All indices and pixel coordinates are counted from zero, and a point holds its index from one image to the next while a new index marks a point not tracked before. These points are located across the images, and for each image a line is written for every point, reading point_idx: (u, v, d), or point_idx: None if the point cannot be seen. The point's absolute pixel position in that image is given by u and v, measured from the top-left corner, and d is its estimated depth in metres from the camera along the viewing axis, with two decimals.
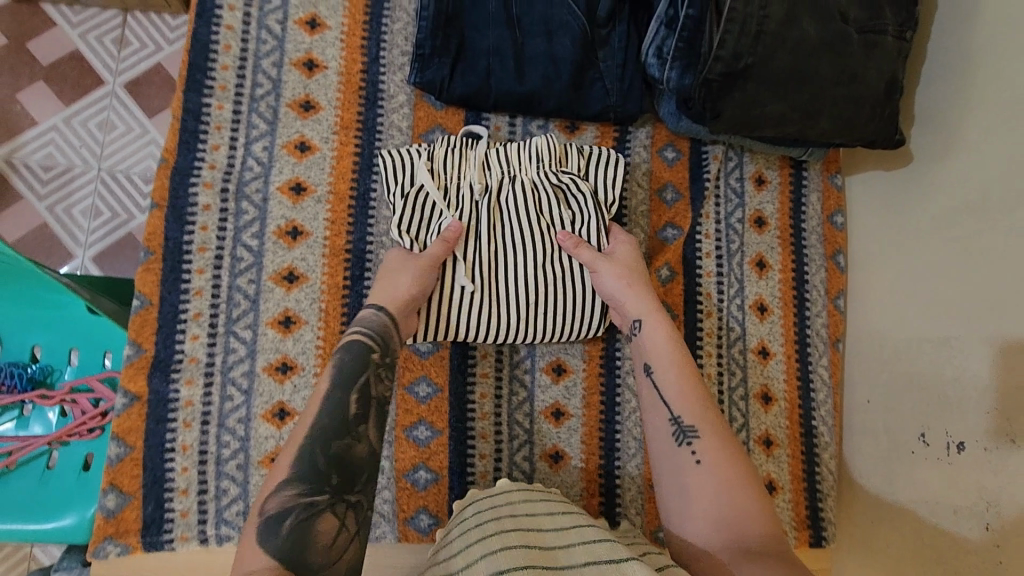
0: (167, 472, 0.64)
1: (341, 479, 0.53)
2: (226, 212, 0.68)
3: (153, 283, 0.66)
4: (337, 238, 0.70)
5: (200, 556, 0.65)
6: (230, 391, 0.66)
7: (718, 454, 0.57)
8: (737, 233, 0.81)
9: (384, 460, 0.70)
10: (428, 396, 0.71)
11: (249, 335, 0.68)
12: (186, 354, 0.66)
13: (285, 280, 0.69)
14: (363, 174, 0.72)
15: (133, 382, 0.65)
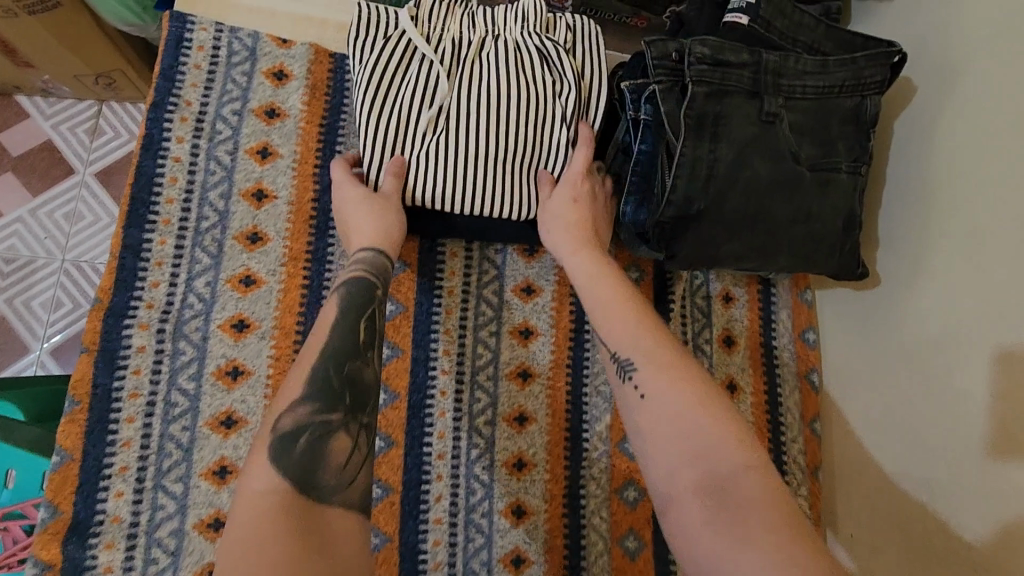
0: None
1: (353, 399, 0.55)
2: (161, 353, 0.65)
3: (76, 436, 0.61)
4: (280, 377, 0.67)
5: None
6: (155, 553, 0.61)
7: (662, 384, 0.55)
8: (705, 355, 0.78)
9: None
10: (376, 547, 0.66)
11: (179, 489, 0.62)
12: (108, 514, 0.60)
13: (222, 425, 0.64)
14: (310, 307, 0.69)
15: (46, 550, 0.59)
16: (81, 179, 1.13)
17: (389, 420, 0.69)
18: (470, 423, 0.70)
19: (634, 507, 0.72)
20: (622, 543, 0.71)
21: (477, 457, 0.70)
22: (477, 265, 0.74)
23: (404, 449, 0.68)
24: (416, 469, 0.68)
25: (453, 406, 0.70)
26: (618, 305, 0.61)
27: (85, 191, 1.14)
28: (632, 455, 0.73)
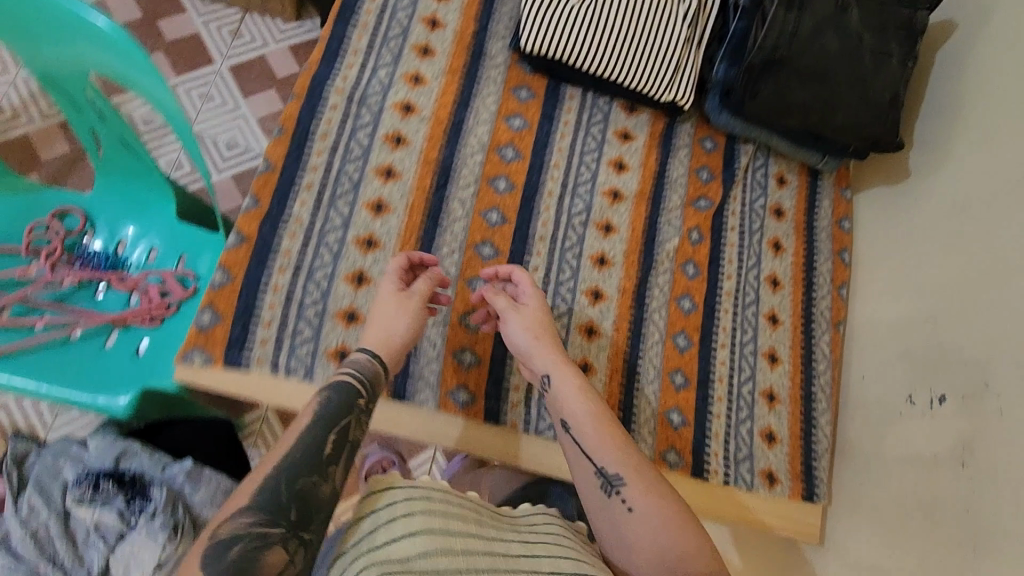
0: (256, 304, 0.75)
1: (298, 515, 0.55)
2: (347, 115, 0.84)
3: (281, 154, 0.81)
4: (431, 151, 0.85)
5: (268, 382, 0.74)
6: (322, 251, 0.78)
7: (646, 500, 0.63)
8: (758, 217, 0.95)
9: (437, 337, 0.79)
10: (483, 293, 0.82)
11: (347, 210, 0.80)
12: (293, 214, 0.79)
13: (384, 174, 0.83)
14: (460, 107, 0.88)
15: (246, 227, 0.77)
16: (217, 69, 1.35)
17: (507, 203, 0.86)
18: (568, 220, 0.87)
19: (688, 314, 0.88)
20: (674, 339, 0.86)
21: (570, 246, 0.87)
22: (588, 110, 0.93)
23: (514, 227, 0.85)
24: (522, 244, 0.85)
25: (557, 205, 0.88)
26: (603, 422, 0.69)
27: (219, 79, 1.36)
28: (690, 276, 0.90)
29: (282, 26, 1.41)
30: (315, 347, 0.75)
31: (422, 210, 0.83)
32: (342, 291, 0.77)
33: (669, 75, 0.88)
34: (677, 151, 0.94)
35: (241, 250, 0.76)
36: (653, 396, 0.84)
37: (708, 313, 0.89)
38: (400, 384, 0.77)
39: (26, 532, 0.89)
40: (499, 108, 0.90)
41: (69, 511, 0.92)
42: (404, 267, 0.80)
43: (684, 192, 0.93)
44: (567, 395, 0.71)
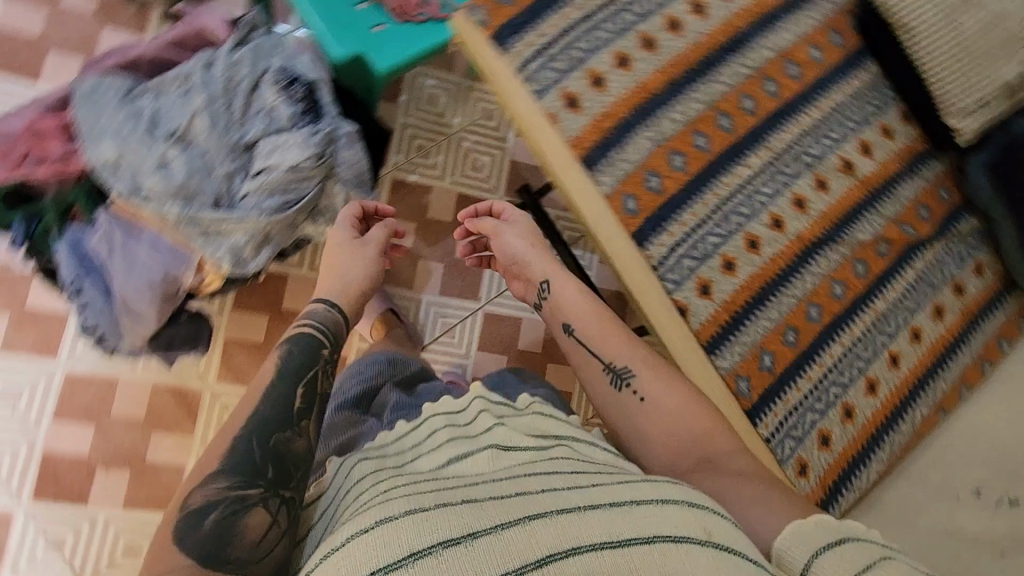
0: (541, 17, 0.83)
1: (275, 476, 0.72)
2: None
3: None
4: (740, 19, 0.90)
5: (508, 78, 0.83)
6: (613, 20, 0.85)
7: (651, 390, 0.81)
8: (940, 278, 0.95)
9: (644, 149, 0.84)
10: (699, 148, 0.86)
11: (651, 8, 0.87)
12: None
13: (696, 8, 0.88)
14: (785, 6, 0.93)
15: None
16: None
17: (765, 103, 0.90)
18: (799, 152, 0.91)
19: (834, 297, 0.90)
20: (808, 307, 0.89)
21: (786, 172, 0.90)
22: (875, 90, 0.96)
23: (755, 121, 0.89)
24: (752, 141, 0.89)
25: (799, 135, 0.91)
26: (620, 335, 0.88)
27: None
28: (855, 274, 0.91)
29: None
30: (557, 80, 0.82)
31: (702, 53, 0.88)
32: (603, 58, 0.83)
33: (970, 103, 0.89)
34: (916, 177, 0.96)
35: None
36: (762, 331, 0.87)
37: (848, 309, 0.90)
38: (597, 154, 0.82)
39: (226, 73, 0.99)
40: (811, 33, 0.93)
41: (261, 86, 1.01)
42: (662, 79, 0.85)
43: (897, 210, 0.95)
44: (570, 294, 0.94)
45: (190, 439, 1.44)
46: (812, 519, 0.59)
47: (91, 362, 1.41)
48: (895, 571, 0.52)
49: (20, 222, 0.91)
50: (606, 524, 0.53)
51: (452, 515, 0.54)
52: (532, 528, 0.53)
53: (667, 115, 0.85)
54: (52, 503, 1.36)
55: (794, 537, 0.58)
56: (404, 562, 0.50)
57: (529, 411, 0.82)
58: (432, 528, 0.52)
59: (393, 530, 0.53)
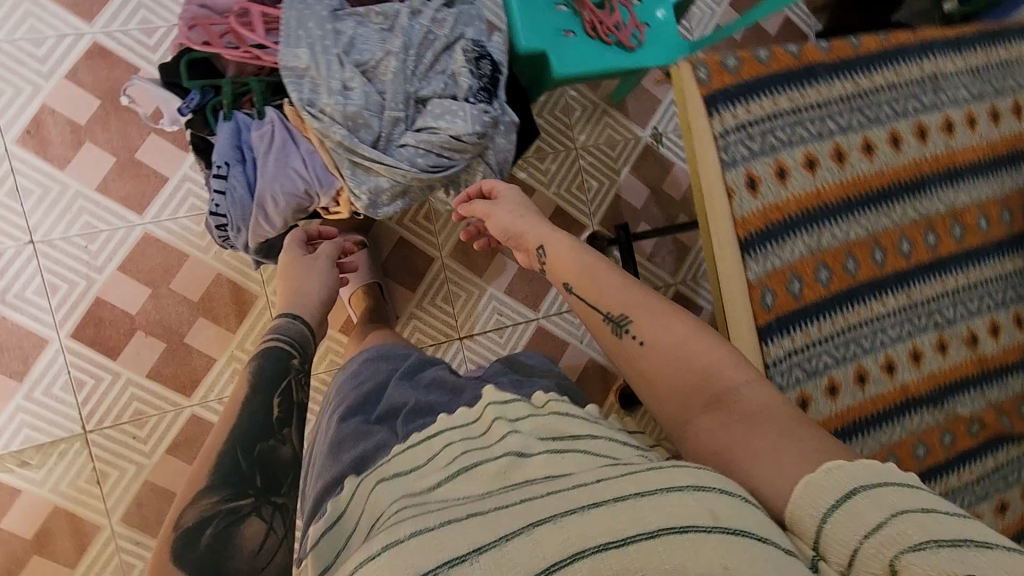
0: (754, 94, 0.84)
1: (263, 483, 0.83)
2: (920, 80, 0.91)
3: (866, 45, 0.90)
4: (926, 163, 0.91)
5: (702, 134, 0.82)
6: (815, 122, 0.86)
7: (649, 333, 0.83)
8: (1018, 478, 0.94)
9: (797, 252, 0.85)
10: (844, 270, 0.87)
11: (853, 123, 0.87)
12: (829, 82, 0.87)
13: (891, 139, 0.89)
14: (971, 168, 0.93)
15: (805, 50, 0.87)
16: None
17: (919, 251, 0.90)
18: (932, 309, 0.91)
19: (914, 457, 0.90)
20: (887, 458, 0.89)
21: (915, 323, 0.90)
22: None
23: (904, 264, 0.90)
24: (896, 282, 0.89)
25: (937, 293, 0.91)
26: (622, 284, 0.90)
27: None
28: (940, 443, 0.91)
29: None
30: (744, 159, 0.83)
31: (882, 183, 0.88)
32: (793, 155, 0.84)
33: None
34: None
35: (787, 59, 0.85)
36: None
37: (923, 474, 0.90)
38: (754, 241, 0.83)
39: (428, 27, 1.00)
40: (984, 202, 0.94)
41: (452, 51, 1.03)
42: (839, 192, 0.86)
43: (1002, 398, 0.95)
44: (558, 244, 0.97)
45: (229, 337, 1.46)
46: (820, 469, 0.62)
47: (171, 229, 1.42)
48: (909, 523, 0.55)
49: (198, 91, 0.91)
50: (606, 523, 0.57)
51: (450, 535, 0.58)
52: (533, 536, 0.57)
53: (829, 231, 0.86)
54: (85, 346, 1.38)
55: (806, 497, 0.60)
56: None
57: (547, 410, 0.87)
58: (429, 550, 0.57)
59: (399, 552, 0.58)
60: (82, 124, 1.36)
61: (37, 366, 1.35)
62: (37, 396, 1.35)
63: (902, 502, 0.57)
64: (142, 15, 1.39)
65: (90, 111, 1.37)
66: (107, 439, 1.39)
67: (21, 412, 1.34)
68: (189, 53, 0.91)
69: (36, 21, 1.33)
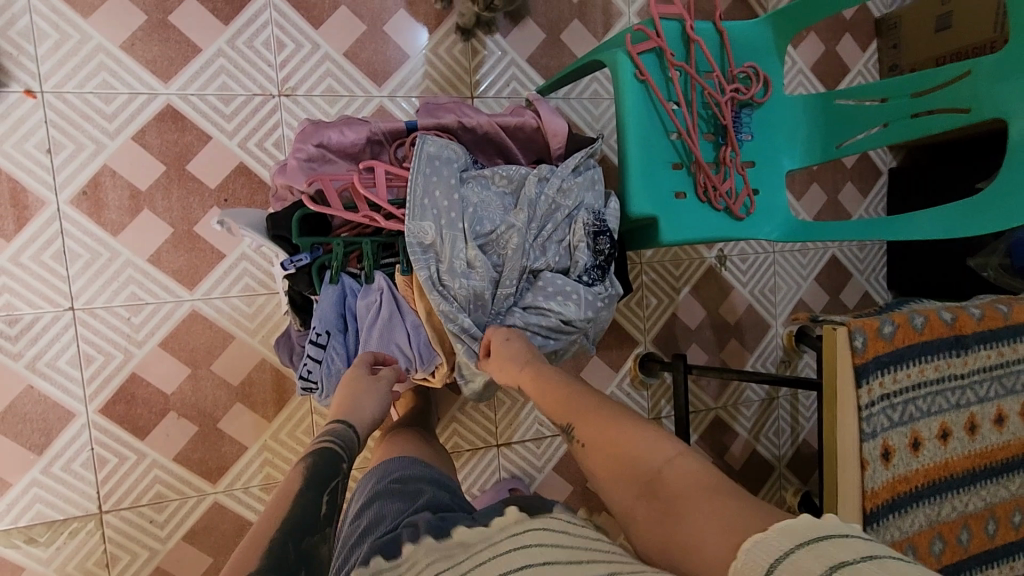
0: (891, 368, 0.94)
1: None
2: (1011, 369, 1.05)
3: (979, 333, 1.02)
4: (1005, 447, 1.05)
5: (848, 403, 0.92)
6: (929, 403, 0.98)
7: (594, 428, 0.75)
8: None
9: (906, 528, 0.97)
10: (939, 540, 1.00)
11: (956, 404, 1.01)
12: (945, 363, 0.99)
13: (984, 422, 1.03)
14: None
15: (932, 329, 0.98)
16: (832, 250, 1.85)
17: (991, 525, 1.05)
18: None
19: None
20: None
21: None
22: None
23: (979, 534, 1.04)
24: (972, 550, 1.04)
25: (999, 561, 1.07)
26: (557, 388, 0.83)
27: (825, 250, 1.84)
28: None
29: (876, 265, 1.91)
30: (877, 431, 0.93)
31: (972, 463, 1.03)
32: (912, 431, 0.97)
33: None
34: None
35: (919, 338, 0.96)
36: None
37: None
38: (874, 515, 0.94)
39: (554, 197, 0.94)
40: None
41: (573, 220, 0.95)
42: (943, 468, 1.00)
43: None
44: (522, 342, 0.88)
45: (264, 426, 1.39)
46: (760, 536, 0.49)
47: (219, 308, 1.34)
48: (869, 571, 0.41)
49: (308, 250, 0.85)
50: None
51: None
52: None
53: (931, 503, 0.99)
54: (112, 424, 1.29)
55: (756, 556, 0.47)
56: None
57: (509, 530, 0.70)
58: None
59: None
60: (142, 190, 1.28)
61: (59, 441, 1.26)
62: (55, 470, 1.27)
63: (816, 563, 0.42)
64: (221, 80, 1.31)
65: (152, 177, 1.28)
66: (123, 521, 1.31)
67: (35, 487, 1.25)
68: (303, 208, 0.85)
69: (109, 75, 1.25)
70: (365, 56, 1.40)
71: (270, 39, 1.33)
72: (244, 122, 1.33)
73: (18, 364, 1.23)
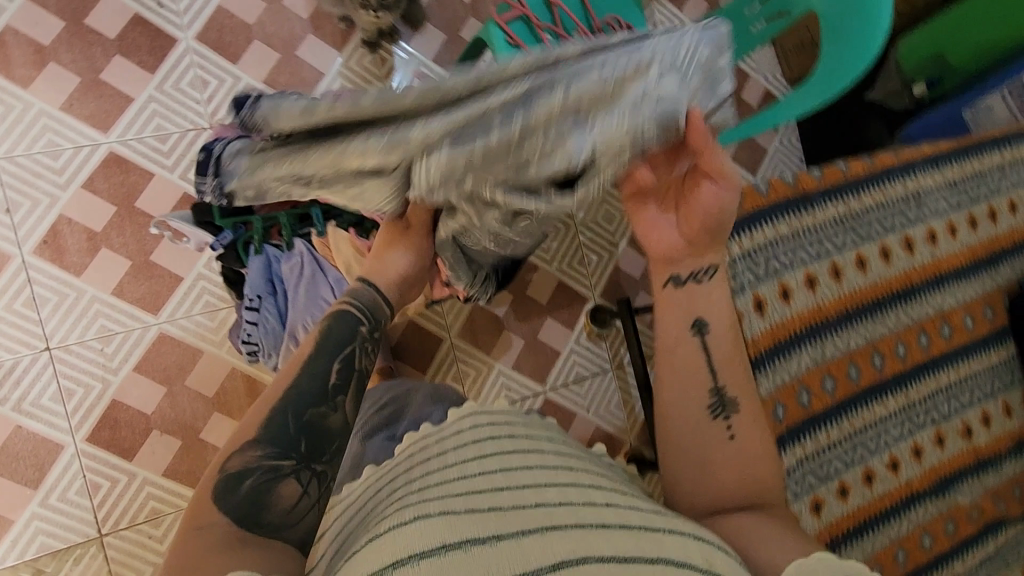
0: (756, 224, 0.89)
1: (306, 449, 0.79)
2: (906, 195, 0.98)
3: (861, 167, 0.96)
4: (914, 274, 0.98)
5: (721, 262, 0.86)
6: (815, 243, 0.92)
7: (742, 425, 0.82)
8: (1013, 555, 1.02)
9: (805, 368, 0.91)
10: (851, 379, 0.93)
11: (849, 241, 0.94)
12: (825, 206, 0.93)
13: (886, 253, 0.96)
14: (953, 274, 1.01)
15: (802, 177, 0.93)
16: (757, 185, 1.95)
17: (914, 357, 0.97)
18: (929, 413, 0.98)
19: (920, 547, 0.96)
20: (902, 552, 0.95)
21: (913, 422, 0.97)
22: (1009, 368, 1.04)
23: (900, 368, 0.96)
24: (896, 384, 0.96)
25: (930, 393, 0.98)
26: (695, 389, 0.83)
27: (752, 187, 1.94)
28: (945, 531, 0.98)
29: None
30: (758, 280, 0.89)
31: (877, 293, 0.96)
32: (799, 272, 0.91)
33: None
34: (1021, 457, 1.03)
35: (788, 188, 0.92)
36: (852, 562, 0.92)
37: (933, 558, 0.97)
38: (765, 361, 0.89)
39: None
40: (968, 303, 1.02)
41: None
42: (842, 304, 0.93)
43: (995, 484, 1.02)
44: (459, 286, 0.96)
45: (243, 429, 1.48)
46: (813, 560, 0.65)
47: (185, 327, 1.45)
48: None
49: (230, 229, 0.96)
50: (576, 540, 0.65)
51: (453, 525, 0.65)
52: (550, 536, 0.65)
53: (833, 337, 0.92)
54: (100, 449, 1.39)
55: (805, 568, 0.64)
56: (435, 551, 0.62)
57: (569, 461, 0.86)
58: (449, 522, 0.66)
59: (402, 538, 0.64)
60: (98, 231, 1.40)
61: (52, 473, 1.36)
62: (52, 501, 1.36)
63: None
64: (156, 122, 1.45)
65: (105, 218, 1.40)
66: (124, 540, 1.39)
67: (36, 520, 1.35)
68: None
69: (53, 134, 1.38)
70: (283, 79, 1.54)
71: (195, 80, 1.48)
72: (181, 155, 1.46)
73: (5, 408, 1.34)
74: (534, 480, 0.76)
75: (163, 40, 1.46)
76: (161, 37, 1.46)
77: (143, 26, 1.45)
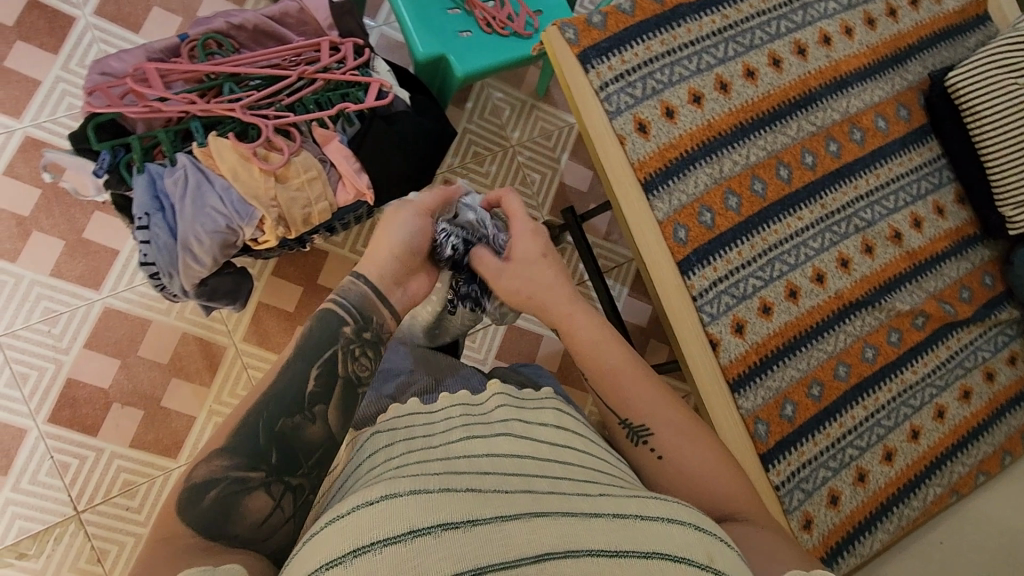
0: (613, 53, 0.90)
1: (278, 461, 0.67)
2: (790, 3, 0.97)
3: None
4: (811, 79, 0.95)
5: (586, 93, 0.90)
6: (690, 61, 0.92)
7: (667, 444, 0.78)
8: (973, 362, 0.96)
9: (699, 187, 0.89)
10: (755, 192, 0.91)
11: (725, 54, 0.93)
12: (685, 26, 0.92)
13: (773, 62, 0.94)
14: (856, 75, 0.97)
15: None
16: None
17: (825, 164, 0.94)
18: (856, 216, 0.94)
19: (864, 360, 0.92)
20: (840, 365, 0.91)
21: (836, 230, 0.93)
22: (933, 166, 1.00)
23: (812, 177, 0.93)
24: (808, 196, 0.92)
25: (851, 198, 0.94)
26: (639, 390, 0.83)
27: None
28: (891, 343, 0.93)
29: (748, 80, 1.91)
30: (631, 103, 0.89)
31: (772, 103, 0.93)
32: (677, 90, 0.90)
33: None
34: (963, 257, 0.99)
35: (654, 7, 0.91)
36: (789, 379, 0.89)
37: (882, 372, 0.92)
38: (656, 182, 0.88)
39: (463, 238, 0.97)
40: (879, 105, 0.98)
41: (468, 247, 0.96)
42: (731, 119, 0.91)
43: (939, 287, 0.97)
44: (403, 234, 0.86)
45: (205, 392, 1.47)
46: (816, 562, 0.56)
47: (129, 298, 1.45)
48: None
49: (108, 151, 0.96)
50: (564, 529, 0.51)
51: (432, 503, 0.51)
52: (536, 525, 0.51)
53: (724, 151, 0.90)
54: (63, 428, 1.40)
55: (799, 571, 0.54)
56: (404, 537, 0.47)
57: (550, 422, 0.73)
58: (425, 510, 0.50)
59: (370, 515, 0.49)
60: (28, 215, 1.41)
61: (20, 456, 1.37)
62: (24, 485, 1.36)
63: None
64: (68, 101, 1.45)
65: (33, 201, 1.42)
66: (101, 515, 1.38)
67: (11, 505, 1.35)
68: (94, 117, 0.96)
69: None
70: None
71: (99, 54, 1.48)
72: None
73: None
74: (518, 470, 0.61)
75: (61, 19, 1.47)
76: (59, 16, 1.47)
77: (39, 8, 1.46)
